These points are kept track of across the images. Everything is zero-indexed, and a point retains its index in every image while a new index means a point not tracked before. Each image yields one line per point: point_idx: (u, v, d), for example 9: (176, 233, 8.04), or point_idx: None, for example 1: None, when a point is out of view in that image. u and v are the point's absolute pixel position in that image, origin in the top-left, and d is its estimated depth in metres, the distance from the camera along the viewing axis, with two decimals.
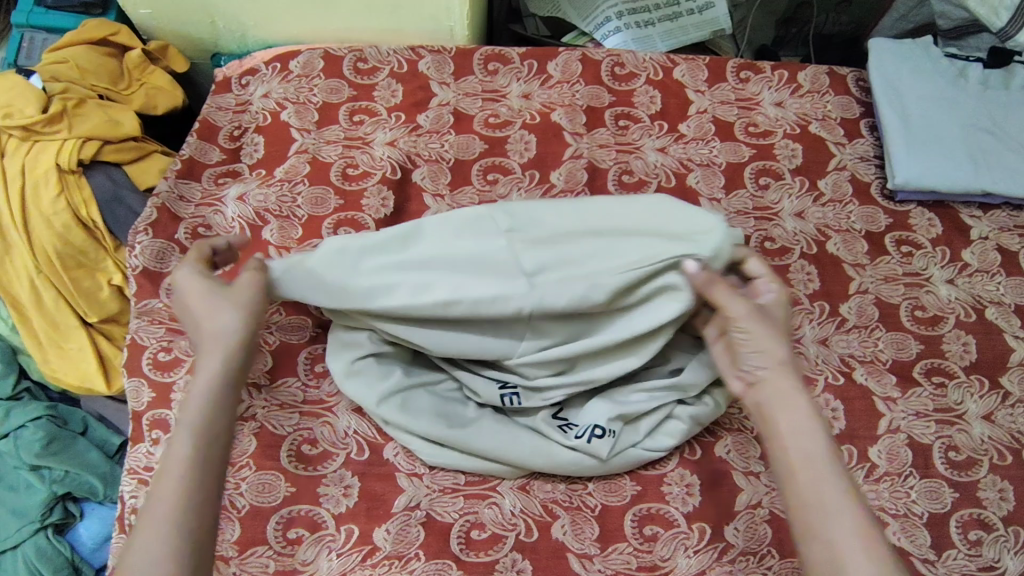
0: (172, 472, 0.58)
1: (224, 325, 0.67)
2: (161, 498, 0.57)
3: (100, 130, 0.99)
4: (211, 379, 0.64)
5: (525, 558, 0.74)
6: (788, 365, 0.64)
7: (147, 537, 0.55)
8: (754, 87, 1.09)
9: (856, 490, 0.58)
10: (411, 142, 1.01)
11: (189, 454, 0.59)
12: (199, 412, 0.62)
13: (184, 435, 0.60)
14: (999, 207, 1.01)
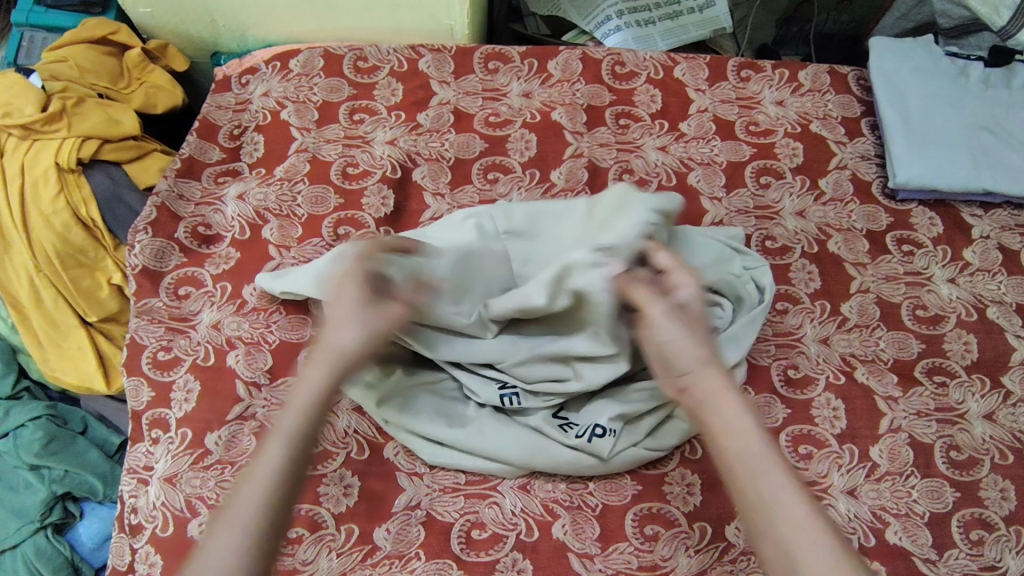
0: (248, 491, 0.53)
1: (346, 336, 0.61)
2: (231, 515, 0.52)
3: (99, 129, 0.99)
4: (312, 395, 0.58)
5: (525, 558, 0.74)
6: (715, 362, 0.60)
7: (210, 553, 0.50)
8: (754, 86, 1.09)
9: (801, 483, 0.54)
10: (411, 141, 1.01)
11: (269, 477, 0.54)
12: (293, 432, 0.56)
13: (275, 448, 0.55)
14: (1000, 206, 1.01)
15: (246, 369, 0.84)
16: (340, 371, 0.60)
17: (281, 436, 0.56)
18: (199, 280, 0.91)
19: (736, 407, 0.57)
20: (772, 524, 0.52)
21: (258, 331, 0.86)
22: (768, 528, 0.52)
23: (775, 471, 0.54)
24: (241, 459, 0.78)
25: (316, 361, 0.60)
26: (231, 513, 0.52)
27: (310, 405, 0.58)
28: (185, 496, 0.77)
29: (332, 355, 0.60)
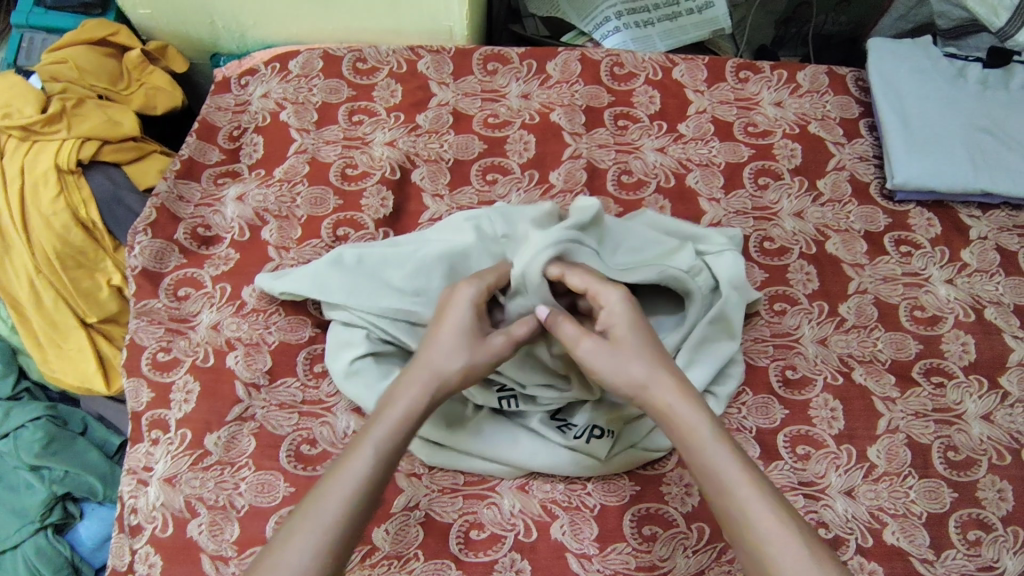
0: (332, 496, 0.58)
1: (449, 366, 0.65)
2: (312, 516, 0.56)
3: (99, 130, 0.99)
4: (408, 413, 0.63)
5: (523, 558, 0.74)
6: (659, 372, 0.63)
7: (290, 548, 0.55)
8: (753, 87, 1.09)
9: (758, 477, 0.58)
10: (411, 142, 1.01)
11: (353, 490, 0.58)
12: (385, 449, 0.61)
13: (367, 452, 0.60)
14: (998, 206, 1.01)
15: (246, 370, 0.84)
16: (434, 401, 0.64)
17: (372, 447, 0.60)
18: (199, 280, 0.91)
19: (688, 411, 0.61)
20: (737, 525, 0.56)
21: (257, 332, 0.86)
22: (735, 530, 0.57)
23: (733, 471, 0.58)
24: (241, 460, 0.79)
25: (418, 381, 0.64)
26: (315, 513, 0.56)
27: (407, 430, 0.62)
28: (186, 497, 0.77)
29: (431, 380, 0.64)
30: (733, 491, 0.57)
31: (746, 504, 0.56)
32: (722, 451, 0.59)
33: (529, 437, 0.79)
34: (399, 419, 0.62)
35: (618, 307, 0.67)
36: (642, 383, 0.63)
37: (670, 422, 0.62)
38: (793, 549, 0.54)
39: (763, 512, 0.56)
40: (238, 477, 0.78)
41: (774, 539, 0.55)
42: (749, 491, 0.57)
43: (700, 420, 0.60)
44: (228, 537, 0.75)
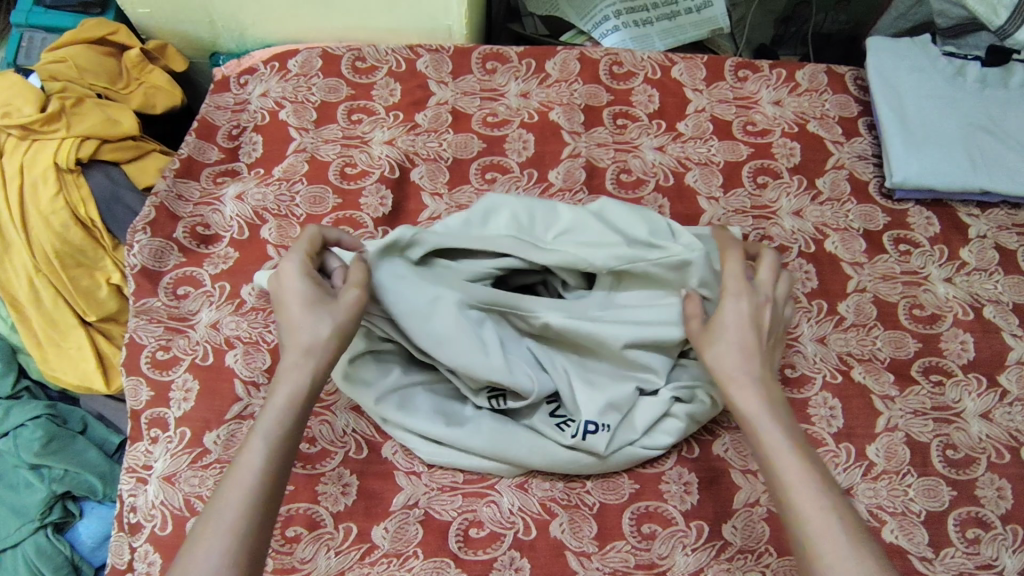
0: (235, 490, 0.57)
1: (317, 340, 0.65)
2: (214, 519, 0.56)
3: (98, 130, 0.99)
4: (291, 389, 0.63)
5: (522, 556, 0.74)
6: (757, 353, 0.66)
7: (202, 546, 0.54)
8: (752, 86, 1.09)
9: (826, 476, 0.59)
10: (409, 141, 1.01)
11: (255, 482, 0.58)
12: (276, 437, 0.61)
13: (257, 442, 0.60)
14: (997, 205, 1.01)
15: (245, 369, 0.84)
16: (316, 374, 0.65)
17: (263, 439, 0.60)
18: (198, 280, 0.91)
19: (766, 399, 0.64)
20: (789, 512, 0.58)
21: (256, 330, 0.86)
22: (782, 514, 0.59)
23: (787, 459, 0.60)
24: None
25: (295, 363, 0.64)
26: (216, 517, 0.56)
27: (292, 415, 0.62)
28: (185, 496, 0.77)
29: (303, 358, 0.64)
30: (782, 476, 0.59)
31: (793, 488, 0.58)
32: (780, 439, 0.61)
33: (529, 433, 0.78)
34: (285, 405, 0.62)
35: (734, 297, 0.68)
36: (716, 370, 0.66)
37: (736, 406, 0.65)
38: (833, 538, 0.55)
39: (811, 498, 0.57)
40: None
41: (816, 525, 0.56)
42: (797, 478, 0.59)
43: (765, 410, 0.63)
44: None
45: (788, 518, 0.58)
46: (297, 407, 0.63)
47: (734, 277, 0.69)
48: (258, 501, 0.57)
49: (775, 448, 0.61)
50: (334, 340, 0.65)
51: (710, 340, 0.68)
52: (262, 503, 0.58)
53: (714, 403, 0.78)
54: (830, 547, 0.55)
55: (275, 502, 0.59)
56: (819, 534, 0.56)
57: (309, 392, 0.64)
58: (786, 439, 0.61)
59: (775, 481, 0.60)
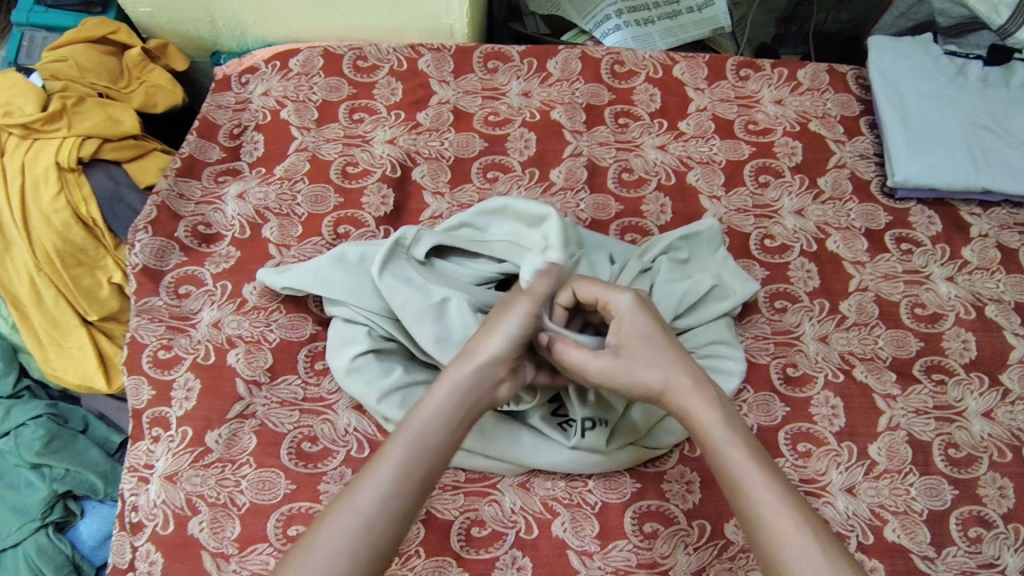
0: (375, 481, 0.57)
1: (487, 351, 0.65)
2: (348, 510, 0.56)
3: (99, 129, 0.99)
4: (448, 396, 0.63)
5: (524, 555, 0.74)
6: (682, 359, 0.66)
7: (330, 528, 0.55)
8: (754, 85, 1.09)
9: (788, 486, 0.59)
10: (411, 140, 1.01)
11: (390, 481, 0.58)
12: (419, 443, 0.60)
13: (401, 439, 0.60)
14: (999, 204, 1.01)
15: (247, 368, 0.84)
16: (475, 383, 0.64)
17: (405, 441, 0.60)
18: (200, 279, 0.91)
19: (702, 411, 0.63)
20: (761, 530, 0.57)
21: (258, 330, 0.86)
22: (753, 534, 0.58)
23: (751, 475, 0.59)
24: (241, 458, 0.79)
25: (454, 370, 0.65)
26: (352, 502, 0.57)
27: (440, 424, 0.61)
28: (187, 495, 0.77)
29: (471, 371, 0.64)
30: (750, 496, 0.58)
31: (762, 503, 0.58)
32: (740, 456, 0.60)
33: (531, 435, 0.79)
34: (438, 409, 0.62)
35: (630, 313, 0.67)
36: (656, 386, 0.65)
37: (690, 422, 0.64)
38: (809, 556, 0.55)
39: (781, 512, 0.57)
40: (239, 475, 0.78)
41: (790, 543, 0.56)
42: (766, 495, 0.58)
43: (722, 424, 0.62)
44: (230, 534, 0.75)
45: (761, 538, 0.57)
46: (446, 416, 0.62)
47: (611, 291, 0.69)
48: (390, 496, 0.57)
49: (738, 466, 0.60)
50: (507, 351, 0.66)
51: (631, 357, 0.66)
52: (394, 499, 0.57)
53: None
54: (806, 565, 0.54)
55: (411, 502, 0.58)
56: (795, 552, 0.55)
57: (456, 403, 0.63)
58: (747, 453, 0.60)
59: (744, 502, 0.59)
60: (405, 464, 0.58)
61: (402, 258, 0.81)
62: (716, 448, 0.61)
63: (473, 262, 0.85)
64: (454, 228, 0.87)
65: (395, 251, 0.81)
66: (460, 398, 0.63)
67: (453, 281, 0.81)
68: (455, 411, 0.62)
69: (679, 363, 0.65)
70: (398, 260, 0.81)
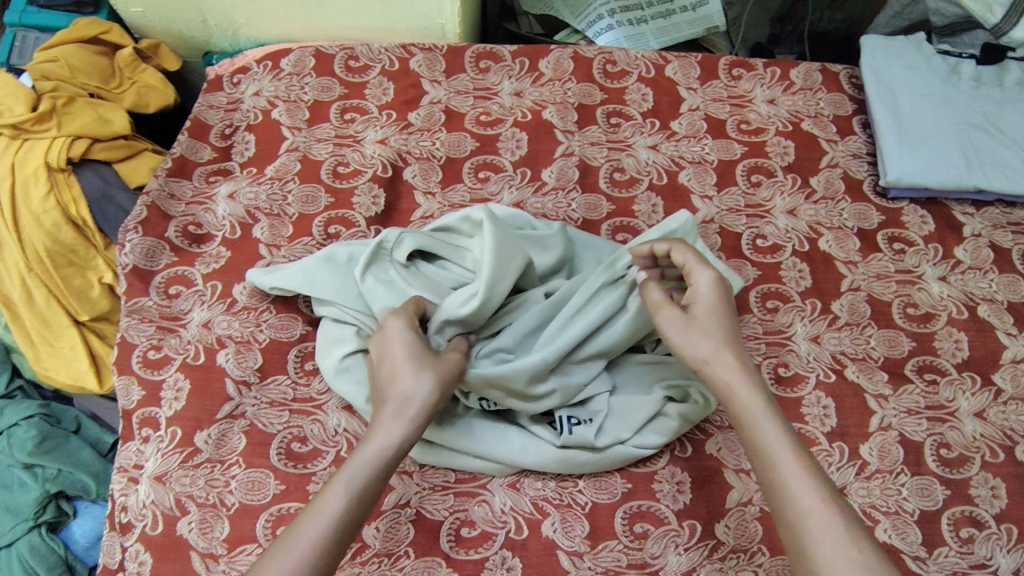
0: (307, 531, 0.59)
1: (419, 397, 0.66)
2: (281, 560, 0.57)
3: (89, 129, 0.99)
4: (383, 446, 0.64)
5: (514, 556, 0.74)
6: (732, 343, 0.66)
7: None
8: (746, 84, 1.09)
9: (821, 470, 0.60)
10: (402, 140, 1.01)
11: (330, 531, 0.59)
12: (357, 490, 0.62)
13: (337, 489, 0.61)
14: (992, 204, 1.01)
15: (236, 368, 0.84)
16: (409, 430, 0.65)
17: (342, 489, 0.61)
18: (190, 279, 0.91)
19: (742, 388, 0.64)
20: (786, 504, 0.58)
21: (248, 330, 0.86)
22: (777, 506, 0.59)
23: (786, 457, 0.59)
24: (230, 458, 0.79)
25: (393, 413, 0.65)
26: (286, 551, 0.58)
27: (373, 471, 0.63)
28: (176, 495, 0.77)
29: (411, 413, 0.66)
30: (781, 471, 0.59)
31: (792, 480, 0.58)
32: (776, 435, 0.61)
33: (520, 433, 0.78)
34: (374, 456, 0.63)
35: (709, 287, 0.69)
36: (702, 360, 0.66)
37: (728, 397, 0.64)
38: (833, 534, 0.55)
39: (808, 490, 0.57)
40: (229, 475, 0.78)
41: (816, 520, 0.56)
42: (796, 473, 0.58)
43: (762, 402, 0.63)
44: (219, 535, 0.75)
45: (785, 509, 0.58)
46: (382, 462, 0.63)
47: (699, 264, 0.71)
48: (321, 548, 0.58)
49: (776, 443, 0.60)
50: (434, 394, 0.67)
51: (692, 324, 0.67)
52: (324, 550, 0.58)
53: (707, 401, 0.78)
54: (829, 541, 0.55)
55: (338, 554, 0.60)
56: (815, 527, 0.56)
57: (398, 445, 0.65)
58: (783, 433, 0.61)
59: (774, 476, 0.59)
60: (339, 515, 0.60)
61: (384, 262, 0.81)
62: (754, 427, 0.62)
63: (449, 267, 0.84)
64: (441, 226, 0.84)
65: (377, 255, 0.81)
66: (395, 447, 0.64)
67: (434, 285, 0.81)
68: (392, 458, 0.64)
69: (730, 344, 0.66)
70: (383, 262, 0.81)
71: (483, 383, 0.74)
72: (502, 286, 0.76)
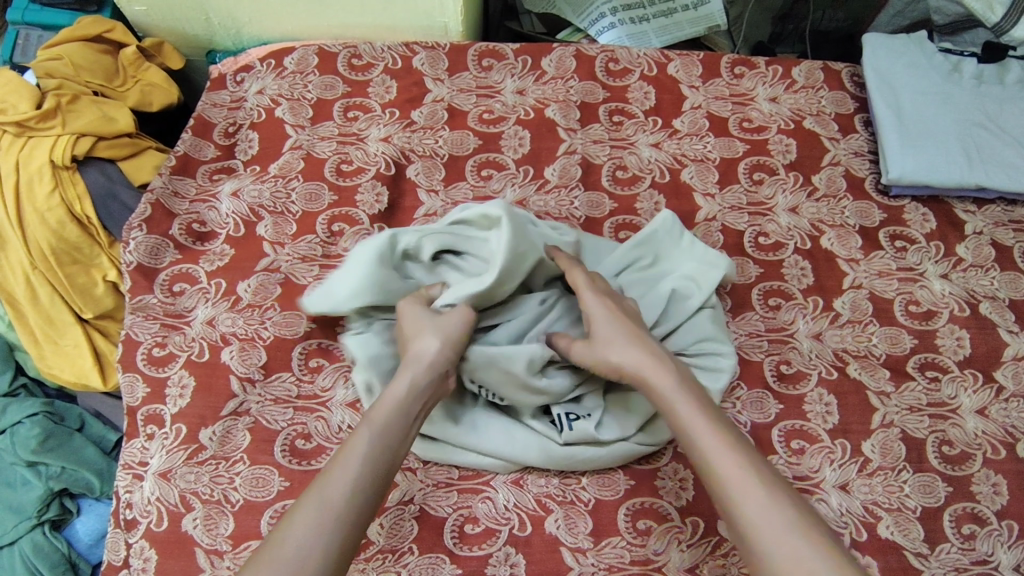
0: (340, 472, 0.62)
1: (433, 349, 0.72)
2: (316, 497, 0.60)
3: (94, 126, 0.99)
4: (403, 391, 0.69)
5: (517, 552, 0.74)
6: (637, 343, 0.73)
7: (296, 522, 0.58)
8: (748, 82, 1.09)
9: (738, 438, 0.65)
10: (405, 137, 1.01)
11: (361, 467, 0.63)
12: (382, 431, 0.66)
13: (364, 432, 0.65)
14: (993, 202, 1.01)
15: (241, 365, 0.84)
16: (425, 376, 0.71)
17: (370, 430, 0.66)
18: (194, 276, 0.91)
19: (656, 375, 0.70)
20: (709, 479, 0.63)
21: (252, 327, 0.87)
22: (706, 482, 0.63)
23: (701, 431, 0.65)
24: (235, 454, 0.79)
25: (410, 365, 0.71)
26: (321, 488, 0.61)
27: (400, 413, 0.68)
28: (181, 492, 0.77)
29: (424, 368, 0.71)
30: (699, 447, 0.64)
31: (709, 451, 0.63)
32: (690, 412, 0.67)
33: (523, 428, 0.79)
34: (396, 402, 0.68)
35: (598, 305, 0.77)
36: (619, 363, 0.72)
37: (648, 387, 0.70)
38: (754, 495, 0.60)
39: (725, 458, 0.62)
40: (233, 472, 0.78)
41: (735, 485, 0.61)
42: (712, 443, 0.64)
43: (675, 384, 0.69)
44: (223, 531, 0.75)
45: (713, 484, 0.62)
46: (406, 406, 0.69)
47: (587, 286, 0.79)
48: (361, 482, 0.62)
49: (692, 420, 0.66)
50: (447, 345, 0.73)
51: (592, 344, 0.75)
52: (363, 486, 0.62)
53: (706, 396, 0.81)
54: (752, 502, 0.59)
55: (376, 489, 0.63)
56: (739, 493, 0.60)
57: (414, 395, 0.70)
58: (696, 410, 0.67)
59: (695, 455, 0.64)
60: (370, 452, 0.64)
61: (410, 262, 0.86)
62: (670, 409, 0.68)
63: (468, 260, 0.85)
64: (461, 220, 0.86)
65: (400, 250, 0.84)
66: (413, 393, 0.70)
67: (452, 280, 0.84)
68: (411, 404, 0.69)
69: (637, 340, 0.73)
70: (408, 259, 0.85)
71: (480, 366, 0.76)
72: (511, 279, 0.79)
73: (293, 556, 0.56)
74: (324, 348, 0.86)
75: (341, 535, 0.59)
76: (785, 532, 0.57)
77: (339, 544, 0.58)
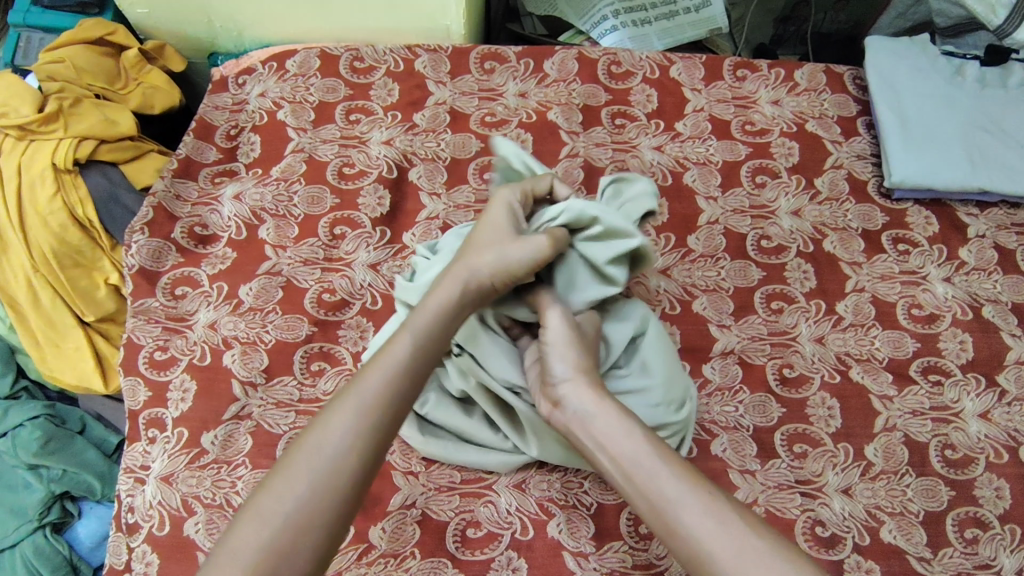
0: (373, 379, 0.62)
1: (481, 262, 0.69)
2: (354, 401, 0.61)
3: (96, 130, 0.99)
4: (442, 304, 0.68)
5: (519, 557, 0.74)
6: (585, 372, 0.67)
7: (330, 426, 0.59)
8: (751, 85, 1.09)
9: (690, 468, 0.60)
10: (407, 141, 1.01)
11: (394, 375, 0.63)
12: (424, 337, 0.66)
13: (406, 336, 0.65)
14: (996, 205, 1.01)
15: (243, 369, 0.84)
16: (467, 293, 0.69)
17: (411, 337, 0.65)
18: (196, 279, 0.91)
19: (599, 410, 0.64)
20: (674, 521, 0.56)
21: (254, 331, 0.87)
22: (667, 527, 0.57)
23: (656, 466, 0.59)
24: (237, 458, 0.79)
25: (456, 274, 0.69)
26: (358, 393, 0.61)
27: (441, 323, 0.67)
28: (182, 496, 0.77)
29: (472, 281, 0.69)
30: (657, 485, 0.58)
31: (668, 488, 0.58)
32: (638, 448, 0.61)
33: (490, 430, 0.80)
34: (438, 311, 0.67)
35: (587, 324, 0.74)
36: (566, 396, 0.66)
37: (592, 428, 0.64)
38: (726, 523, 0.55)
39: (688, 492, 0.57)
40: (235, 476, 0.78)
41: (704, 520, 0.55)
42: (670, 477, 0.58)
43: (619, 417, 0.63)
44: None
45: (678, 528, 0.56)
46: (447, 315, 0.68)
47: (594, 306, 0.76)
48: (390, 391, 0.62)
49: (642, 458, 0.60)
50: (491, 265, 0.69)
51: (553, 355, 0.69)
52: (391, 398, 0.62)
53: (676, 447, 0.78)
54: (726, 533, 0.54)
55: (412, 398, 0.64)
56: (712, 542, 0.54)
57: (457, 309, 0.68)
58: (643, 445, 0.61)
59: (653, 495, 0.58)
60: (409, 357, 0.64)
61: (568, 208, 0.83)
62: (617, 448, 0.61)
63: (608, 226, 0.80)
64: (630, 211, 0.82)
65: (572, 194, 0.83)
66: (456, 306, 0.68)
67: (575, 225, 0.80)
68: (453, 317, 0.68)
69: (581, 375, 0.67)
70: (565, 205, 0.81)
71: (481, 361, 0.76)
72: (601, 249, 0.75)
73: (322, 473, 0.57)
74: (326, 352, 0.86)
75: (369, 447, 0.59)
76: (770, 558, 0.53)
77: (366, 454, 0.59)
